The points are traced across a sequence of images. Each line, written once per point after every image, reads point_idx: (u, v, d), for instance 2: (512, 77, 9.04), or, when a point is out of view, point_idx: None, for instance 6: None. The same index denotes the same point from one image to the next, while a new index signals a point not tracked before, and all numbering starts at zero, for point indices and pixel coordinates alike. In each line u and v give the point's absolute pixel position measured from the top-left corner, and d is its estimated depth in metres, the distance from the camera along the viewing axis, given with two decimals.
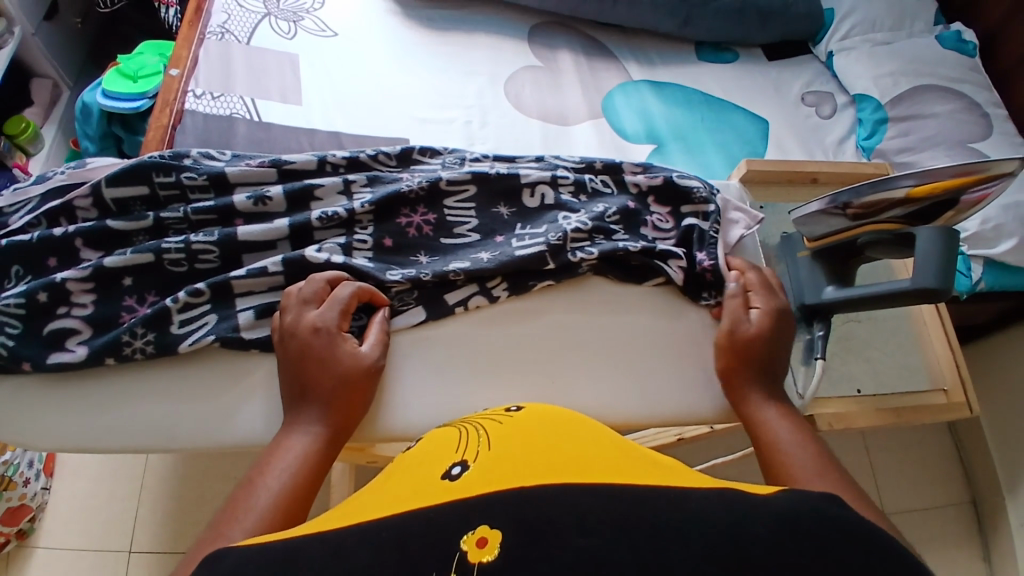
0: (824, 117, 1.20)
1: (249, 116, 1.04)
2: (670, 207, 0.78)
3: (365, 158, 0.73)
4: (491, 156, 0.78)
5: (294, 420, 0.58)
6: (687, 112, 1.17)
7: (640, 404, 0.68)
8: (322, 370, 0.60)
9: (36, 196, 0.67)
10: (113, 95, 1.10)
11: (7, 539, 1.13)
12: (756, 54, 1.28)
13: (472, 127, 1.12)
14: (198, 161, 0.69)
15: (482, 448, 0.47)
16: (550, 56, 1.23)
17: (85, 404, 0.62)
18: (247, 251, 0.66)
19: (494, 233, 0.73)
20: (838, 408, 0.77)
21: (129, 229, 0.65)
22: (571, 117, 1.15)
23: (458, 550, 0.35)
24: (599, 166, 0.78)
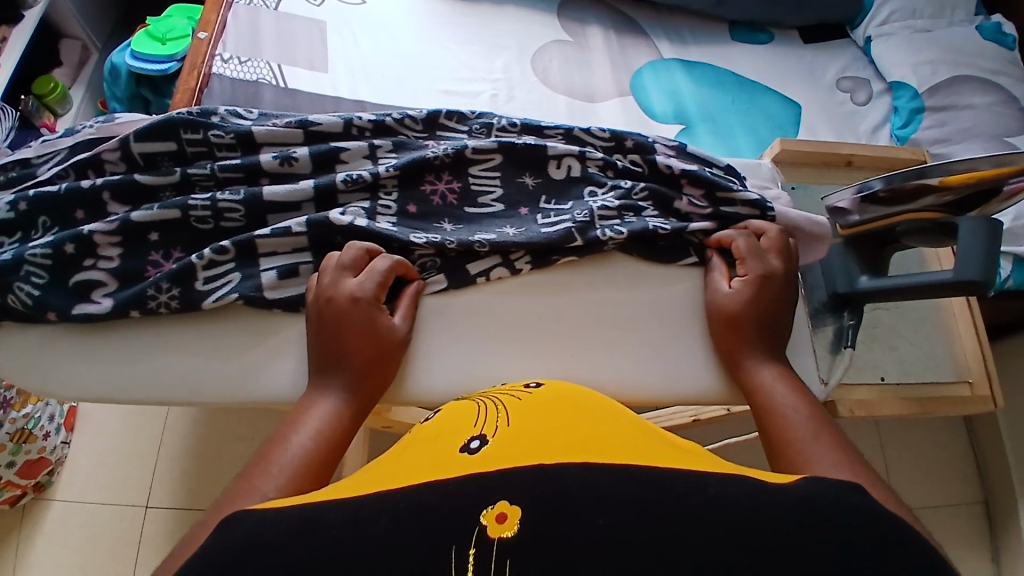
0: (859, 104, 1.17)
1: (276, 81, 1.05)
2: (705, 189, 0.74)
3: (391, 122, 0.73)
4: (519, 125, 0.76)
5: (323, 383, 0.60)
6: (717, 93, 1.15)
7: (655, 384, 0.68)
8: (359, 339, 0.61)
9: (65, 148, 0.67)
10: (141, 57, 1.11)
11: (24, 490, 1.17)
12: (792, 37, 1.24)
13: (498, 100, 1.11)
14: (225, 119, 0.69)
15: (501, 424, 0.47)
16: (579, 32, 1.20)
17: (109, 355, 0.63)
18: (272, 212, 0.67)
19: (517, 204, 0.73)
20: (859, 395, 0.75)
21: (156, 184, 0.65)
22: (597, 94, 1.13)
23: (476, 524, 0.34)
24: (629, 143, 0.75)
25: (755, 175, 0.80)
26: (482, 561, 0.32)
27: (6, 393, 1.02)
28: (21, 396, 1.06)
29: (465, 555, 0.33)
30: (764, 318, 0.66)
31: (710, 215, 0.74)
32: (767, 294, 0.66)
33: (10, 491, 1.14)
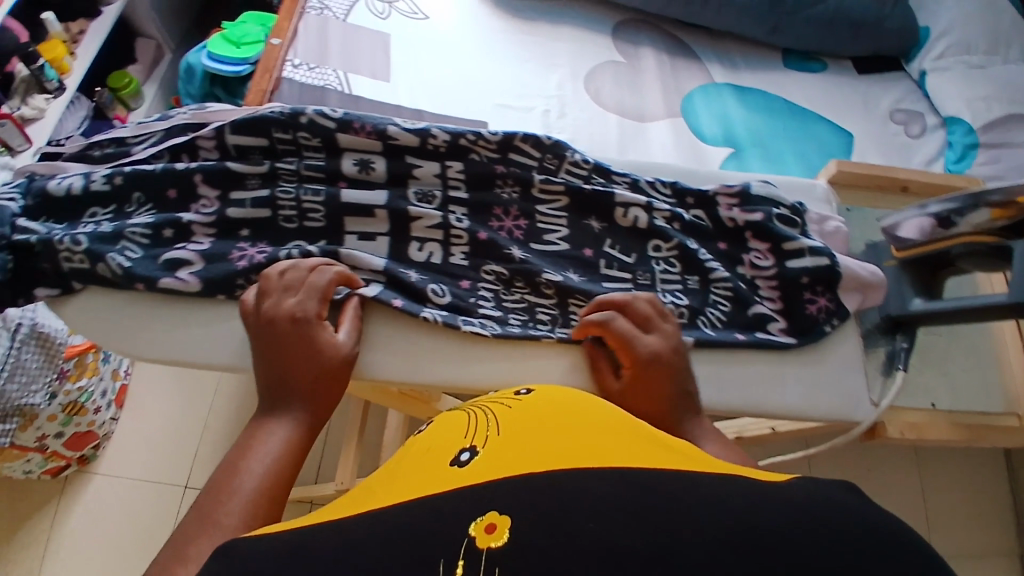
0: (913, 137, 1.16)
1: (341, 87, 1.11)
2: (771, 244, 0.72)
3: (467, 141, 0.71)
4: (592, 163, 0.74)
5: (272, 410, 0.56)
6: (770, 118, 1.16)
7: (711, 393, 0.65)
8: (300, 359, 0.59)
9: (160, 131, 0.72)
10: (217, 57, 1.18)
11: (68, 461, 1.23)
12: (846, 67, 1.24)
13: (550, 116, 1.14)
14: (312, 120, 0.69)
15: (491, 432, 0.48)
16: (632, 52, 1.23)
17: (186, 325, 0.66)
18: (348, 215, 0.69)
19: (583, 246, 0.72)
20: (911, 417, 0.74)
21: (244, 172, 0.69)
22: (648, 114, 1.15)
23: (466, 535, 0.35)
24: (690, 201, 0.75)
25: (813, 200, 0.78)
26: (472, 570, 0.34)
27: (65, 365, 1.12)
28: (77, 369, 1.15)
29: (453, 564, 0.34)
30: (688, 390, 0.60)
31: (774, 275, 0.71)
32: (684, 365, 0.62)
33: (54, 462, 1.21)
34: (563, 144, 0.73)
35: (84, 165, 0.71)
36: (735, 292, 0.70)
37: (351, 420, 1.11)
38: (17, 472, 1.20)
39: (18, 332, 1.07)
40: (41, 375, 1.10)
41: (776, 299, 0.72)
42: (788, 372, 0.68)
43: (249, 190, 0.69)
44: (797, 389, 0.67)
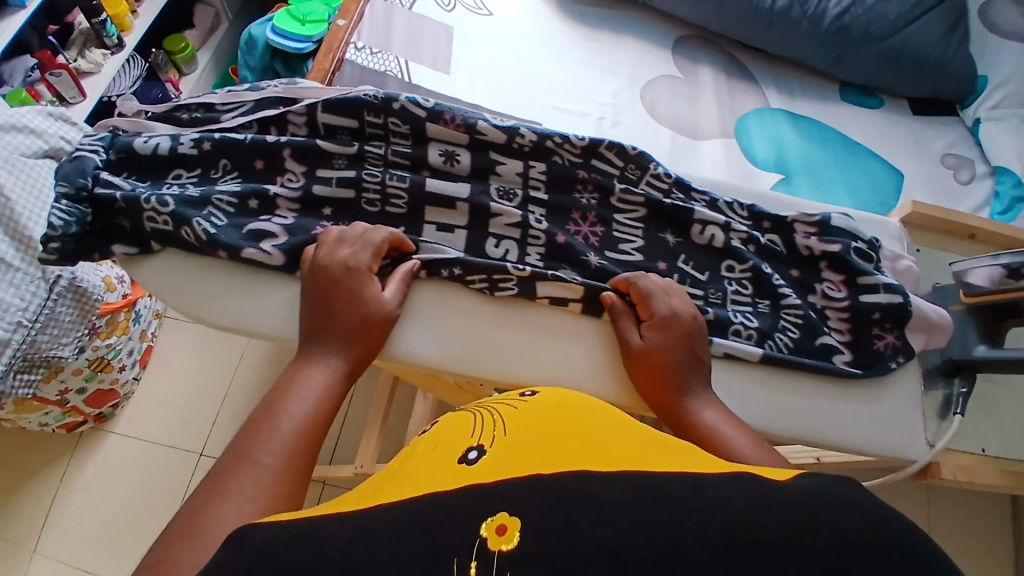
0: (961, 182, 1.15)
1: (401, 75, 1.12)
2: (845, 276, 0.72)
3: (552, 144, 0.73)
4: (673, 178, 0.74)
5: (313, 353, 0.59)
6: (830, 149, 1.16)
7: (770, 416, 0.65)
8: (347, 308, 0.61)
9: (250, 102, 0.73)
10: (281, 32, 1.19)
11: (85, 418, 1.24)
12: (903, 106, 1.24)
13: (604, 124, 1.14)
14: (404, 106, 0.70)
15: (499, 433, 0.50)
16: (690, 69, 1.23)
17: (263, 293, 0.65)
18: (431, 203, 0.70)
19: (657, 259, 0.71)
20: (961, 461, 0.75)
21: (333, 151, 0.70)
22: (700, 131, 1.15)
23: (477, 536, 0.35)
24: (767, 224, 0.74)
25: (887, 238, 0.77)
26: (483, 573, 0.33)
27: (97, 321, 1.11)
28: (109, 326, 1.15)
29: (466, 565, 0.34)
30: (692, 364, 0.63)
31: (846, 308, 0.71)
32: (690, 342, 0.64)
33: (72, 416, 1.22)
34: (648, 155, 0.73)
35: (168, 126, 0.72)
36: (806, 320, 0.70)
37: (374, 408, 1.11)
38: (35, 423, 1.21)
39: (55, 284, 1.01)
40: (73, 329, 1.06)
41: (844, 330, 0.71)
42: (847, 403, 0.68)
43: (336, 170, 0.70)
44: (856, 421, 0.67)
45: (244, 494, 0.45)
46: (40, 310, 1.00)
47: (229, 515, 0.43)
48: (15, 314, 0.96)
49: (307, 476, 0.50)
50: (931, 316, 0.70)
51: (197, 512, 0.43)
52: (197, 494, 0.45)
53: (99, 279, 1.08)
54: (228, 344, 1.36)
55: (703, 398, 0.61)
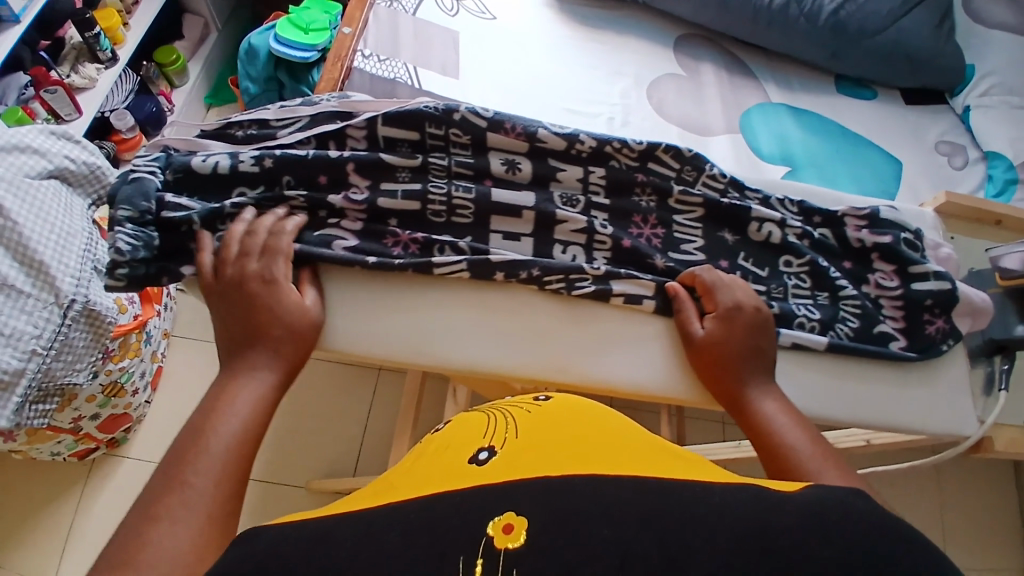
0: (956, 168, 1.21)
1: (411, 82, 1.12)
2: (897, 266, 0.74)
3: (610, 148, 0.73)
4: (729, 177, 0.75)
5: (238, 367, 0.59)
6: (840, 139, 1.20)
7: (834, 403, 0.69)
8: (270, 318, 0.61)
9: (307, 116, 0.72)
10: (286, 41, 1.17)
11: (99, 444, 1.21)
12: (896, 97, 1.29)
13: (615, 124, 1.16)
14: (465, 117, 0.70)
15: (510, 436, 0.55)
16: (694, 67, 1.26)
17: (338, 308, 0.67)
18: (495, 213, 0.70)
19: (718, 258, 0.73)
20: (1012, 433, 0.76)
21: (396, 164, 0.70)
22: (708, 128, 1.18)
23: (484, 534, 0.38)
24: (818, 219, 0.76)
25: (927, 228, 0.79)
26: (489, 566, 0.36)
27: (110, 345, 1.07)
28: (121, 349, 1.12)
29: (472, 563, 0.36)
30: (752, 357, 0.64)
31: (900, 296, 0.74)
32: (755, 334, 0.65)
33: (84, 444, 1.19)
34: (703, 156, 0.74)
35: (223, 143, 0.73)
36: (863, 309, 0.72)
37: (402, 420, 1.12)
38: (45, 454, 1.17)
39: (69, 311, 0.95)
40: (87, 354, 1.03)
41: (899, 318, 0.74)
42: (901, 387, 0.71)
43: (400, 182, 0.70)
44: (912, 404, 0.71)
45: (180, 519, 0.46)
46: (55, 337, 0.95)
47: (168, 539, 0.44)
48: (29, 342, 0.92)
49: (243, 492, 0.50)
50: (973, 301, 0.73)
51: (133, 539, 0.44)
52: (132, 519, 0.46)
53: (112, 303, 1.04)
54: None
55: (766, 388, 0.62)
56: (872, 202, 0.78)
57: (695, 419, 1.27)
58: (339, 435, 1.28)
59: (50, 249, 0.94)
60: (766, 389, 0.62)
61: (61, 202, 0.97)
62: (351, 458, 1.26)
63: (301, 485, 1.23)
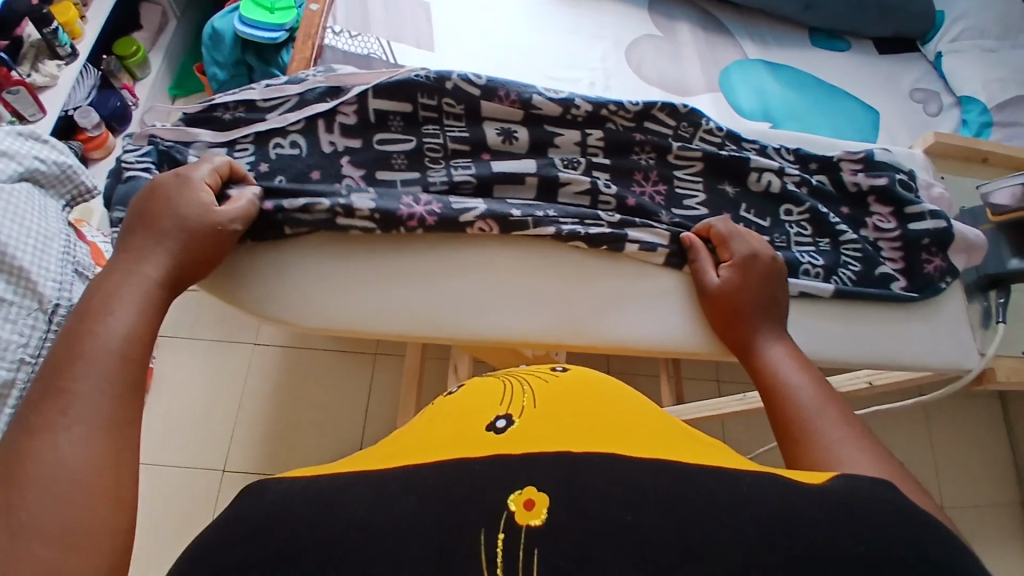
0: (931, 115, 1.22)
1: (385, 57, 1.09)
2: (893, 208, 0.78)
3: (607, 110, 0.75)
4: (725, 131, 0.78)
5: (130, 264, 0.54)
6: (823, 87, 1.22)
7: (844, 344, 0.71)
8: (171, 217, 0.57)
9: (295, 95, 0.70)
10: (252, 23, 1.13)
11: None
12: (869, 47, 1.30)
13: (596, 88, 1.15)
14: (458, 85, 0.71)
15: (527, 405, 0.50)
16: (670, 28, 1.25)
17: (343, 284, 0.67)
18: (499, 183, 0.71)
19: (721, 210, 0.76)
20: (1006, 363, 0.79)
21: (391, 150, 0.70)
22: (689, 88, 1.18)
23: (506, 508, 0.34)
24: (814, 166, 0.80)
25: (919, 169, 0.82)
26: (510, 548, 0.33)
27: None
28: None
29: (494, 538, 0.33)
30: (762, 303, 0.64)
31: (898, 237, 0.77)
32: (768, 283, 0.66)
33: None
34: (699, 112, 0.77)
35: (212, 129, 0.70)
36: (864, 252, 0.75)
37: (404, 401, 1.12)
38: None
39: (54, 316, 0.93)
40: None
41: (898, 259, 0.77)
42: (905, 325, 0.73)
43: (395, 170, 0.71)
44: (916, 341, 0.73)
45: (72, 420, 0.41)
46: (42, 344, 0.91)
47: (58, 448, 0.40)
48: (16, 351, 0.88)
49: (139, 403, 0.45)
50: (970, 237, 0.76)
51: (16, 450, 0.39)
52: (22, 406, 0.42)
53: None
54: (234, 355, 1.32)
55: (780, 339, 0.61)
56: (864, 147, 0.82)
57: (692, 378, 1.29)
58: (340, 423, 1.28)
59: (29, 253, 0.91)
60: (776, 337, 0.62)
61: (36, 205, 0.94)
62: (354, 443, 1.26)
63: None
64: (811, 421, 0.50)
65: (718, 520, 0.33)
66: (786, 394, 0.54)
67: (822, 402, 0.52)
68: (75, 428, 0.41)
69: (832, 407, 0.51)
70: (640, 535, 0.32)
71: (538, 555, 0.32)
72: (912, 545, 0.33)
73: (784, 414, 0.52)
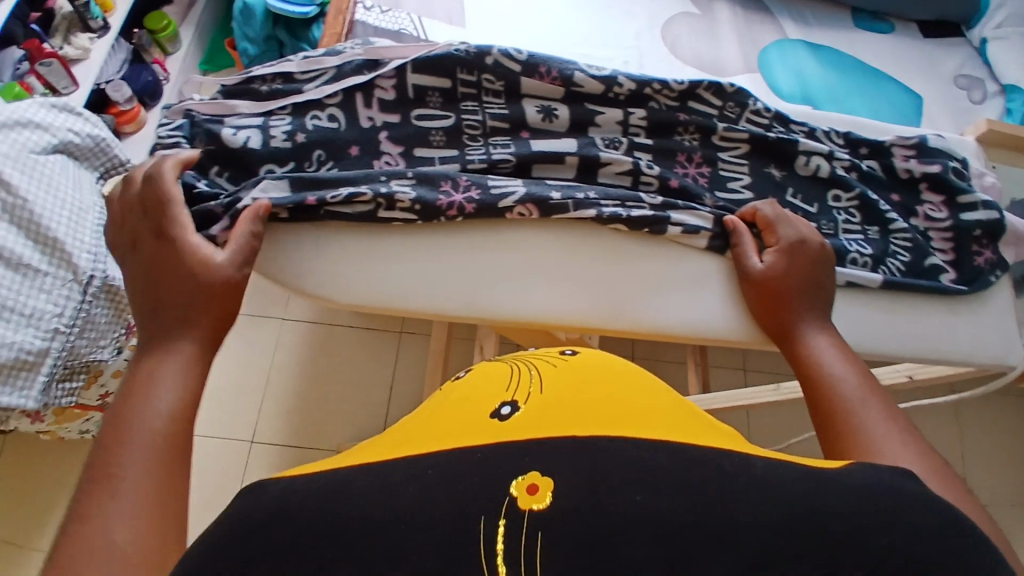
0: (976, 102, 1.18)
1: (416, 32, 1.07)
2: (945, 196, 0.76)
3: (650, 89, 0.74)
4: (773, 112, 0.77)
5: (164, 336, 0.54)
6: (866, 71, 1.18)
7: (888, 337, 0.69)
8: (187, 276, 0.57)
9: (332, 66, 0.71)
10: None
11: None
12: (914, 30, 1.25)
13: (630, 68, 1.12)
14: (498, 60, 0.71)
15: (534, 390, 0.45)
16: (707, 6, 1.22)
17: (382, 261, 0.67)
18: (538, 162, 0.71)
19: (766, 194, 0.74)
20: None
21: (431, 127, 0.71)
22: (725, 69, 1.15)
23: (506, 495, 0.33)
24: (864, 151, 0.78)
25: (971, 157, 0.80)
26: (511, 535, 0.31)
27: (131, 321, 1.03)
28: None
29: (494, 524, 0.32)
30: (807, 289, 0.63)
31: (949, 227, 0.75)
32: (813, 269, 0.65)
33: None
34: (746, 91, 0.76)
35: (249, 100, 0.71)
36: (914, 242, 0.73)
37: (430, 381, 1.13)
38: (73, 432, 1.17)
39: (88, 287, 0.93)
40: (109, 331, 0.99)
41: (948, 250, 0.75)
42: (949, 318, 0.72)
43: (434, 147, 0.71)
44: (960, 336, 0.71)
45: (118, 512, 0.41)
46: (76, 314, 0.93)
47: (111, 536, 0.40)
48: (50, 320, 0.90)
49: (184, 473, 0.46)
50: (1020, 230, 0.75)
51: (67, 548, 0.39)
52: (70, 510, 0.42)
53: None
54: (260, 330, 1.34)
55: (826, 329, 0.60)
56: (918, 131, 0.81)
57: (717, 366, 1.28)
58: (364, 401, 1.29)
59: (63, 224, 0.91)
60: (818, 325, 0.60)
61: (69, 176, 0.95)
62: (378, 422, 1.27)
63: (333, 449, 1.24)
64: (852, 411, 0.49)
65: (746, 505, 0.32)
66: (827, 383, 0.53)
67: (864, 394, 0.51)
68: (124, 506, 0.42)
69: (875, 400, 0.50)
70: (666, 525, 0.31)
71: (552, 536, 0.31)
72: (960, 550, 0.32)
73: (826, 402, 0.51)
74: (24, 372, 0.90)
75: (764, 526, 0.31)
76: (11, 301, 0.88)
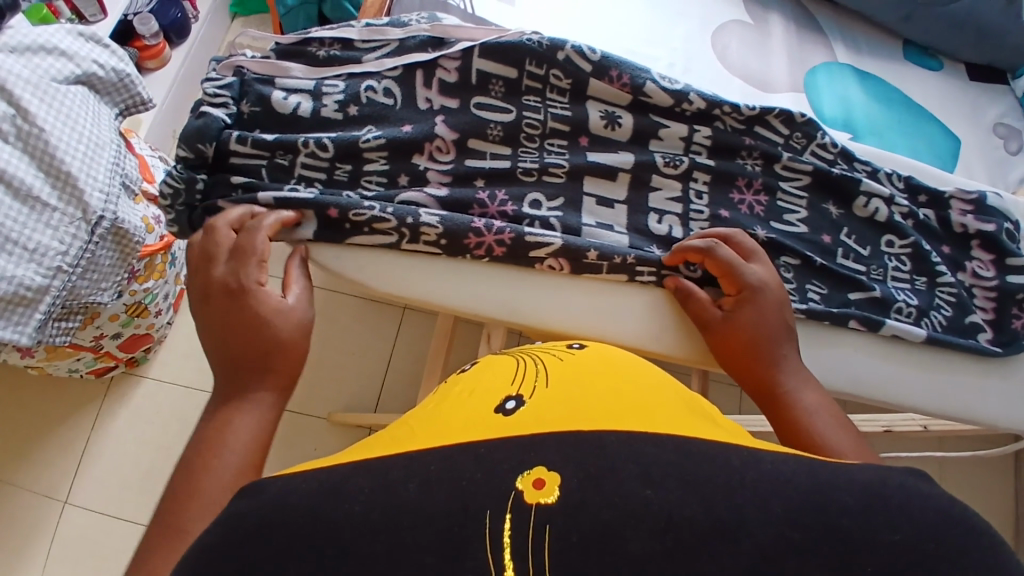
0: (1011, 153, 1.15)
1: (464, 6, 1.04)
2: (994, 256, 0.76)
3: (718, 110, 0.75)
4: (840, 147, 0.77)
5: (241, 393, 0.53)
6: (917, 109, 1.16)
7: (921, 394, 0.70)
8: (252, 334, 0.56)
9: (395, 40, 0.73)
10: None
11: (117, 362, 1.18)
12: (961, 71, 1.22)
13: (675, 70, 1.09)
14: (570, 56, 0.72)
15: (540, 384, 0.44)
16: (761, 17, 1.19)
17: (432, 271, 0.69)
18: (590, 173, 0.72)
19: (821, 230, 0.74)
20: None
21: (489, 120, 0.72)
22: (773, 85, 1.12)
23: (513, 488, 0.31)
24: (923, 198, 0.78)
25: None
26: (519, 531, 0.30)
27: (135, 265, 1.00)
28: (147, 269, 1.04)
29: (500, 519, 0.30)
30: (777, 334, 0.62)
31: (994, 287, 0.75)
32: (779, 311, 0.63)
33: (104, 361, 1.15)
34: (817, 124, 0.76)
35: (303, 63, 0.73)
36: (959, 298, 0.74)
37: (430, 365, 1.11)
38: (62, 370, 1.13)
39: (97, 229, 0.89)
40: (112, 274, 0.96)
41: (989, 309, 0.75)
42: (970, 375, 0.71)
43: (490, 142, 0.72)
44: (977, 393, 0.71)
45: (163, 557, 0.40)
46: (81, 254, 0.88)
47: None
48: (54, 259, 0.85)
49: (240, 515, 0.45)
50: None
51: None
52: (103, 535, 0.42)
53: (139, 220, 0.97)
54: None
55: (802, 380, 0.59)
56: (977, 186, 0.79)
57: (718, 382, 1.28)
58: (361, 374, 1.27)
59: (78, 159, 0.87)
60: (797, 372, 0.59)
61: (89, 110, 0.91)
62: (371, 397, 1.26)
63: (323, 417, 1.23)
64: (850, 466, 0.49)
65: (752, 496, 0.30)
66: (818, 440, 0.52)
67: (851, 445, 0.51)
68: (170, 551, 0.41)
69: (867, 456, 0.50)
70: (676, 517, 0.29)
71: (564, 525, 0.30)
72: None
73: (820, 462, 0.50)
74: (20, 308, 0.84)
75: (774, 520, 0.29)
76: (16, 235, 0.83)
